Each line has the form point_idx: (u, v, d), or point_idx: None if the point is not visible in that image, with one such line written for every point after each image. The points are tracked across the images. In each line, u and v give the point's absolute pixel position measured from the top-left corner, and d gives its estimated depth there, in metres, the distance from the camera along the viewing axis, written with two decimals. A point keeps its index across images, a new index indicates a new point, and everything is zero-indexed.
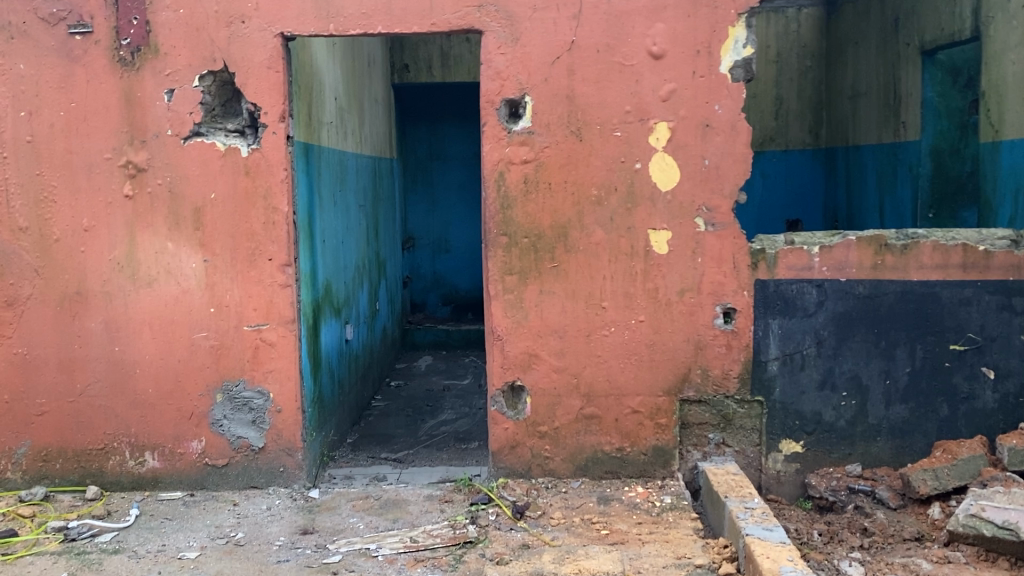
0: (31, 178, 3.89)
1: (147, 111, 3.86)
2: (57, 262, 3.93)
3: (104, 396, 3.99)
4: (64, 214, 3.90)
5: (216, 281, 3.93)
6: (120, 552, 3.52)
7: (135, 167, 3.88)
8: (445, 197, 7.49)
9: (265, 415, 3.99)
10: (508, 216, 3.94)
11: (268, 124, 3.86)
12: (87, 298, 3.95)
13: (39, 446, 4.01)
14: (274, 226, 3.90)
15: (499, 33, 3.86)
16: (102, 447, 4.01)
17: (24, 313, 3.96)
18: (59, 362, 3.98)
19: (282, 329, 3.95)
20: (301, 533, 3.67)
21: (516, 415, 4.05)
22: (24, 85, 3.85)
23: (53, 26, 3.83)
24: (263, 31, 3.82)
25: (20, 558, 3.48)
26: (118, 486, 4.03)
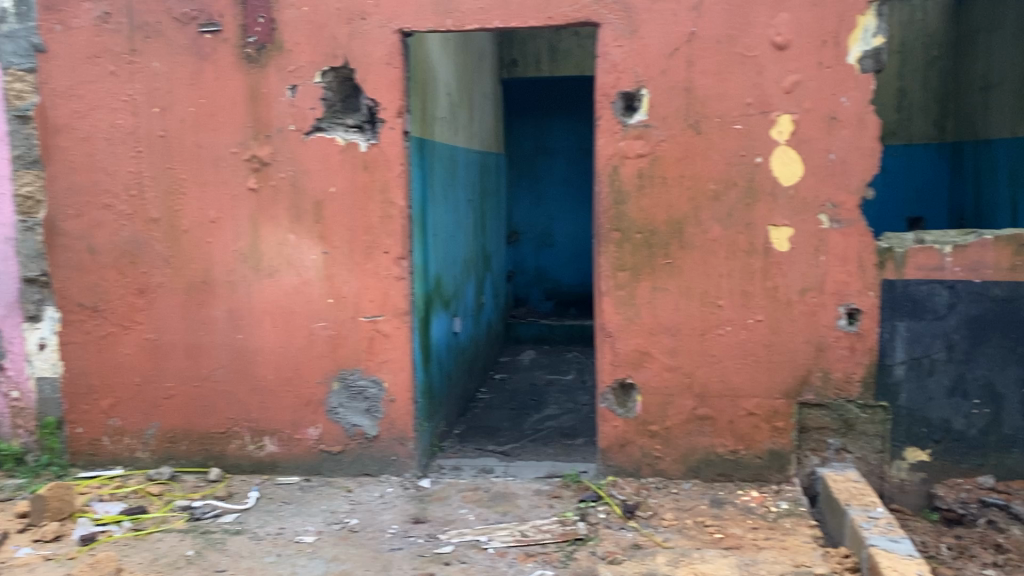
0: (163, 172, 4.05)
1: (271, 107, 3.98)
2: (186, 252, 4.09)
3: (228, 382, 4.13)
4: (193, 206, 4.06)
5: (335, 273, 4.03)
6: (242, 533, 3.65)
7: (260, 162, 4.00)
8: (550, 191, 7.46)
9: (378, 405, 4.07)
10: (621, 211, 3.89)
11: (386, 120, 3.92)
12: (212, 288, 4.10)
13: (166, 429, 4.18)
14: (390, 219, 3.96)
15: (617, 25, 3.80)
16: (225, 431, 4.16)
17: (154, 300, 4.12)
18: (185, 348, 4.13)
19: (396, 321, 4.01)
20: (412, 522, 3.72)
21: (626, 414, 3.99)
22: (158, 82, 4.01)
23: (186, 25, 3.97)
24: (383, 27, 3.88)
25: (151, 534, 3.64)
26: (238, 468, 4.17)
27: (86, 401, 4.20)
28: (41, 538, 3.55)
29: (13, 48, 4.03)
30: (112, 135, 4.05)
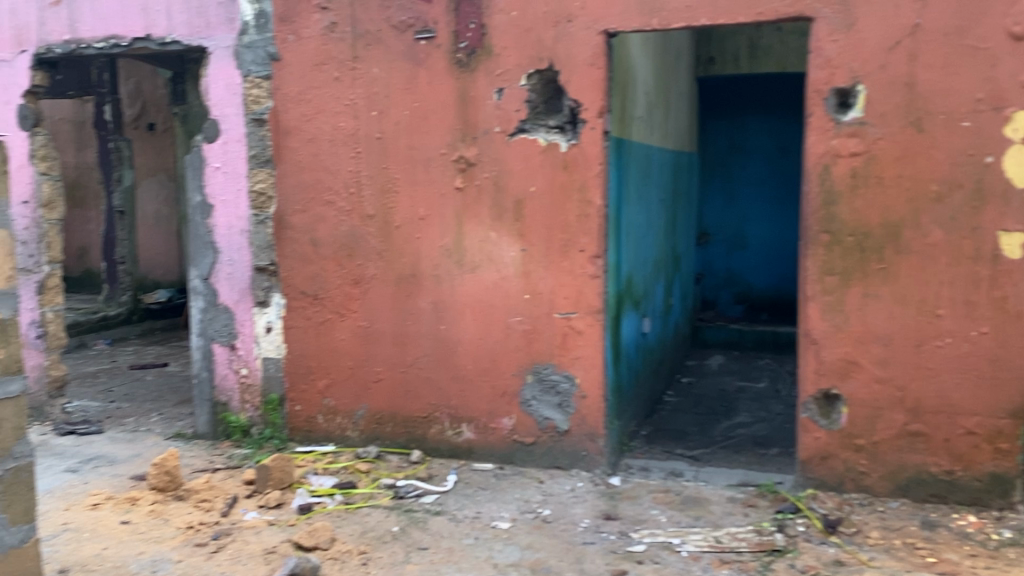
0: (378, 171, 4.32)
1: (479, 109, 4.14)
2: (396, 246, 4.34)
3: (431, 369, 4.34)
4: (404, 203, 4.30)
5: (532, 269, 4.13)
6: (442, 514, 3.83)
7: (466, 162, 4.18)
8: (743, 191, 7.27)
9: (571, 400, 4.13)
10: (831, 212, 3.73)
11: (587, 119, 3.98)
12: (420, 280, 4.32)
13: (374, 410, 4.45)
14: (588, 218, 4.01)
15: (832, 19, 3.65)
16: (426, 416, 4.37)
17: (367, 290, 4.41)
18: (393, 336, 4.39)
19: (590, 318, 4.06)
20: (604, 518, 3.76)
21: (829, 425, 3.83)
22: (376, 86, 4.28)
23: (403, 33, 4.21)
24: (589, 28, 3.94)
25: (360, 508, 3.89)
26: (438, 452, 4.38)
27: (304, 381, 4.55)
28: (265, 504, 3.89)
29: (252, 57, 4.42)
30: (334, 137, 4.37)
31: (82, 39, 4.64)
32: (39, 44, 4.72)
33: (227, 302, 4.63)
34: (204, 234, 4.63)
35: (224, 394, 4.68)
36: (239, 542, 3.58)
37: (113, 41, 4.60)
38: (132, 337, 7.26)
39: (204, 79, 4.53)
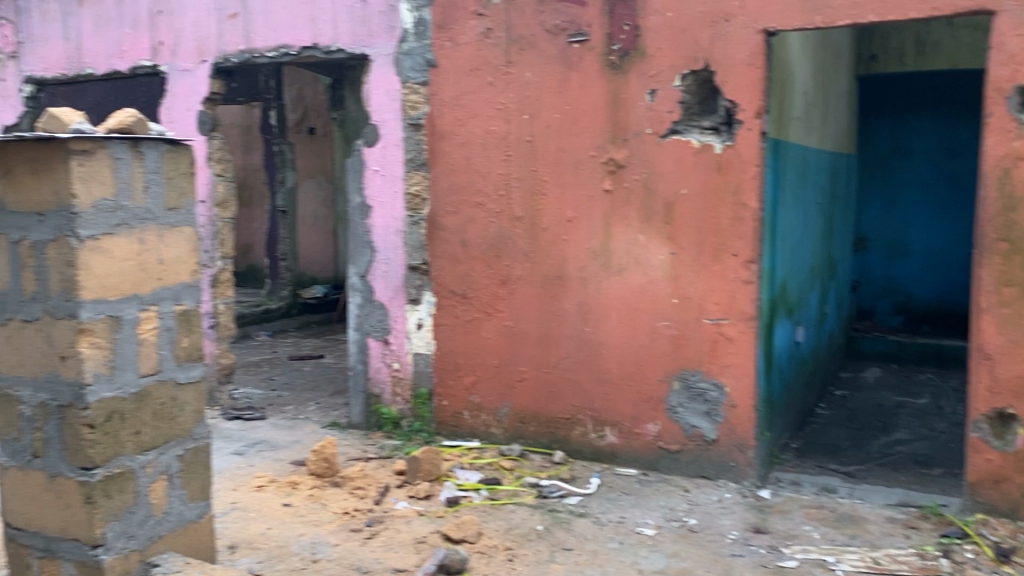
0: (528, 173, 4.37)
1: (631, 111, 4.12)
2: (543, 248, 4.38)
3: (575, 371, 4.36)
4: (552, 205, 4.33)
5: (682, 274, 4.07)
6: (586, 516, 3.84)
7: (616, 164, 4.17)
8: (905, 195, 6.88)
9: (719, 409, 4.04)
10: (1011, 219, 3.48)
11: (743, 121, 3.89)
12: (566, 282, 4.34)
13: (517, 409, 4.52)
14: (742, 222, 3.92)
15: (1017, 12, 3.40)
16: (570, 417, 4.39)
17: (513, 291, 4.47)
18: (538, 337, 4.44)
19: (741, 325, 3.96)
20: (753, 531, 3.66)
21: (1003, 447, 3.57)
22: (529, 90, 4.34)
23: (556, 36, 4.25)
24: (748, 28, 3.85)
25: (505, 505, 3.96)
26: (580, 455, 4.39)
27: (452, 377, 4.67)
28: (415, 495, 4.02)
29: (410, 64, 4.59)
30: (486, 140, 4.46)
31: (256, 49, 4.95)
32: (217, 55, 5.06)
33: (382, 299, 4.82)
34: (362, 234, 4.84)
35: (376, 387, 4.88)
36: (391, 530, 3.72)
37: (284, 50, 4.88)
38: (290, 329, 7.79)
39: (366, 85, 4.73)
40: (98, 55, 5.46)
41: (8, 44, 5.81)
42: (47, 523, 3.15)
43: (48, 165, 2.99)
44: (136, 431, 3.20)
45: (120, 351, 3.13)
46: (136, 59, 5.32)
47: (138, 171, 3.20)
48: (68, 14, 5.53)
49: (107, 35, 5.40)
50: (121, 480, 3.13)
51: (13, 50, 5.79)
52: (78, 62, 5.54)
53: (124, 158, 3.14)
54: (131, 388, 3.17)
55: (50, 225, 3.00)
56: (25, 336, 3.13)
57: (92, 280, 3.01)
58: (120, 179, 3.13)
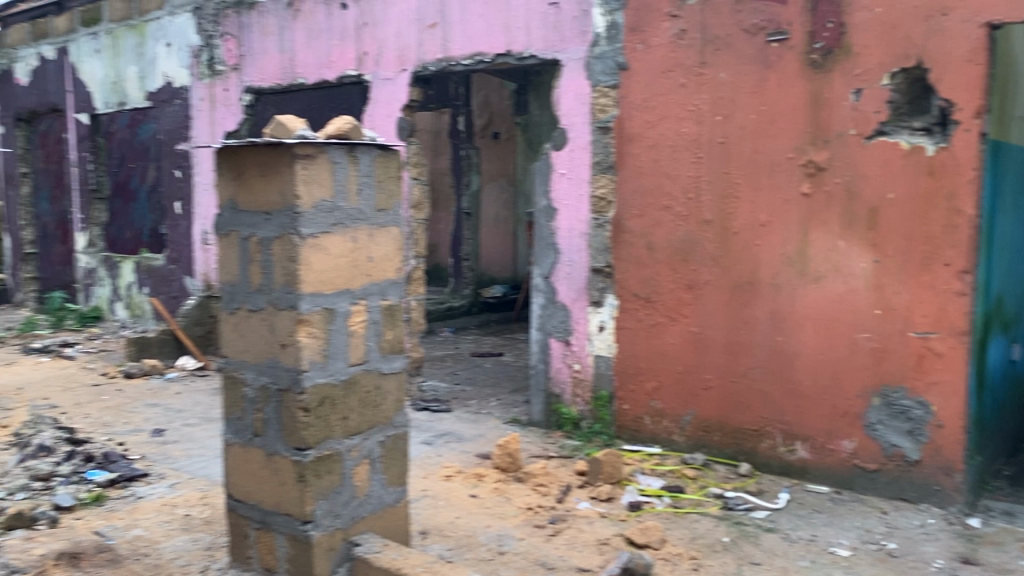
0: (719, 176, 4.28)
1: (833, 112, 3.95)
2: (734, 253, 4.27)
3: (765, 381, 4.23)
4: (745, 209, 4.22)
5: (885, 283, 3.86)
6: (774, 531, 3.71)
7: (815, 167, 4.01)
8: None
9: (924, 428, 3.80)
10: None
11: (960, 121, 3.63)
12: (757, 289, 4.22)
13: (702, 417, 4.44)
14: (956, 229, 3.66)
15: None
16: (757, 429, 4.27)
17: (701, 296, 4.39)
18: (725, 344, 4.33)
19: (952, 340, 3.70)
20: (961, 561, 3.40)
21: None
22: (723, 91, 4.25)
23: (754, 36, 4.14)
24: (968, 21, 3.58)
25: (688, 514, 3.89)
26: (768, 468, 4.25)
27: (634, 382, 4.65)
28: (597, 496, 4.04)
29: (601, 67, 4.61)
30: (677, 143, 4.40)
31: (452, 57, 5.15)
32: (416, 63, 5.31)
33: (565, 301, 4.89)
34: (547, 235, 4.92)
35: (558, 387, 4.96)
36: (575, 529, 3.75)
37: (478, 57, 5.05)
38: (471, 327, 8.02)
39: (557, 90, 4.81)
40: (309, 66, 5.86)
41: (232, 57, 6.35)
42: (263, 497, 3.41)
43: (276, 168, 3.25)
44: (344, 417, 3.41)
45: (332, 341, 3.35)
46: (343, 68, 5.67)
47: (353, 175, 3.42)
48: (283, 28, 5.97)
49: (317, 47, 5.79)
50: (329, 462, 3.35)
51: (236, 62, 6.32)
52: (291, 73, 5.98)
53: (341, 162, 3.37)
54: (341, 376, 3.39)
55: (275, 223, 3.26)
56: (251, 324, 3.41)
57: (311, 275, 3.24)
58: (337, 182, 3.36)
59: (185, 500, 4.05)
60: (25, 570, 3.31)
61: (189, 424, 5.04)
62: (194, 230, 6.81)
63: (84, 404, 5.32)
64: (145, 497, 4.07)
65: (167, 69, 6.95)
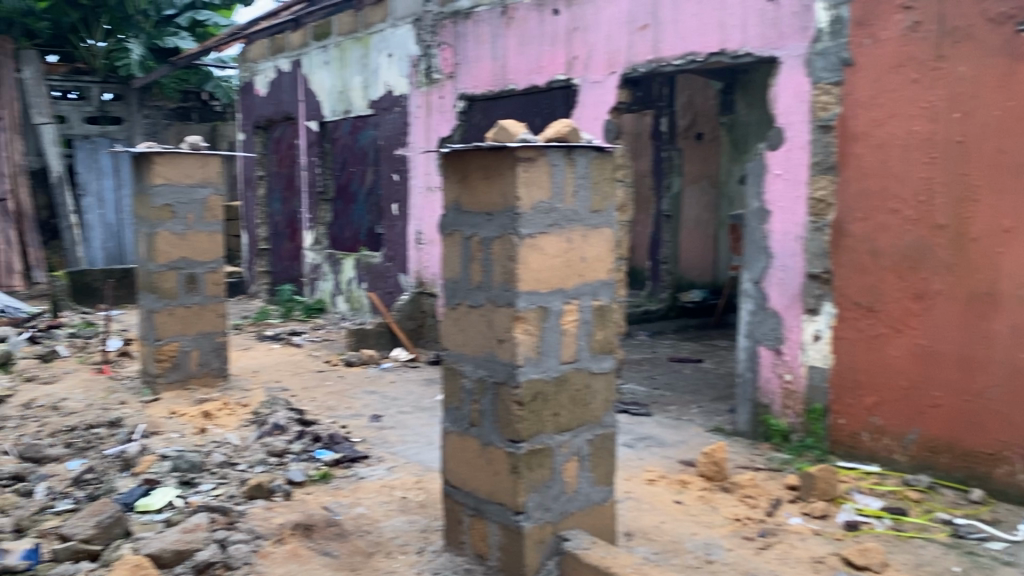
0: (956, 178, 3.96)
1: None
2: (971, 261, 3.94)
3: (1004, 402, 3.86)
4: (985, 213, 3.88)
5: None
6: (1014, 565, 3.38)
7: None
8: None
9: None
10: None
11: None
12: (998, 300, 3.86)
13: (928, 437, 4.13)
14: None
15: None
16: (993, 453, 3.91)
17: (931, 307, 4.09)
18: (958, 360, 4.01)
19: None
20: None
21: None
22: (962, 86, 3.92)
23: (1001, 25, 3.78)
24: None
25: (912, 538, 3.65)
26: (1005, 497, 3.88)
27: (852, 396, 4.41)
28: (810, 513, 3.87)
29: (823, 64, 4.41)
30: (908, 142, 4.12)
31: (663, 58, 5.13)
32: (626, 65, 5.34)
33: (777, 307, 4.74)
34: (759, 239, 4.80)
35: (767, 397, 4.81)
36: (786, 544, 3.61)
37: (690, 57, 5.00)
38: (668, 331, 8.21)
39: (774, 89, 4.66)
40: (520, 71, 6.05)
41: (448, 65, 6.68)
42: (478, 485, 3.55)
43: (499, 170, 3.37)
44: (555, 413, 3.48)
45: (546, 339, 3.43)
46: (552, 73, 5.81)
47: (570, 176, 3.47)
48: (496, 36, 6.19)
49: (529, 52, 5.96)
50: (541, 456, 3.43)
51: (451, 70, 6.65)
52: (503, 79, 6.20)
53: (559, 164, 3.42)
54: (553, 373, 3.46)
55: (497, 224, 3.38)
56: (471, 319, 3.56)
57: (528, 273, 3.33)
58: (555, 183, 3.42)
59: (402, 483, 4.29)
60: (268, 537, 3.65)
61: (403, 412, 5.35)
62: (408, 230, 7.22)
63: (310, 388, 5.78)
64: (367, 477, 4.37)
65: (388, 79, 7.39)
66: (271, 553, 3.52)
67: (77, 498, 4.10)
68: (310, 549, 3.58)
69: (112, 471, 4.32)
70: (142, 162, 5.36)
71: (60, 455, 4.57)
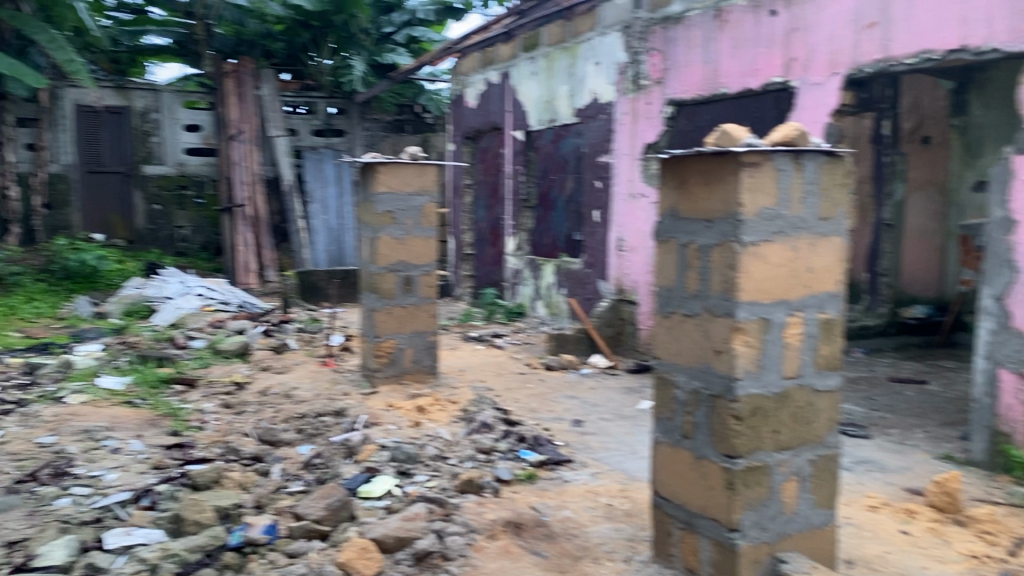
0: None
1: None
2: None
3: None
4: None
5: None
6: None
7: None
8: None
9: None
10: None
11: None
12: None
13: None
14: None
15: None
16: None
17: None
18: None
19: None
20: None
21: None
22: None
23: None
24: None
25: None
26: None
27: None
28: None
29: None
30: None
31: (893, 57, 4.82)
32: (851, 66, 5.08)
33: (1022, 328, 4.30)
34: (1003, 252, 4.39)
35: (1007, 425, 4.39)
36: None
37: (925, 54, 4.62)
38: (886, 349, 7.75)
39: None
40: (734, 75, 5.93)
41: (656, 71, 6.66)
42: (690, 499, 3.47)
43: (721, 176, 3.26)
44: (775, 430, 3.34)
45: (767, 352, 3.30)
46: (768, 76, 5.65)
47: (798, 182, 3.31)
48: (709, 40, 6.11)
49: (744, 55, 5.82)
50: (758, 474, 3.31)
51: (660, 76, 6.63)
52: (715, 83, 6.11)
53: (787, 169, 3.27)
54: (774, 388, 3.33)
55: (717, 231, 3.28)
56: (686, 328, 3.49)
57: (750, 283, 3.22)
58: (781, 190, 3.27)
59: (607, 490, 4.30)
60: (480, 531, 3.77)
61: (605, 418, 5.36)
62: (609, 236, 7.24)
63: (514, 390, 5.93)
64: (572, 481, 4.41)
65: (595, 87, 7.45)
66: (484, 548, 3.63)
67: (307, 481, 4.45)
68: (521, 547, 3.66)
69: (337, 458, 4.64)
70: (367, 172, 5.73)
71: (293, 440, 4.98)
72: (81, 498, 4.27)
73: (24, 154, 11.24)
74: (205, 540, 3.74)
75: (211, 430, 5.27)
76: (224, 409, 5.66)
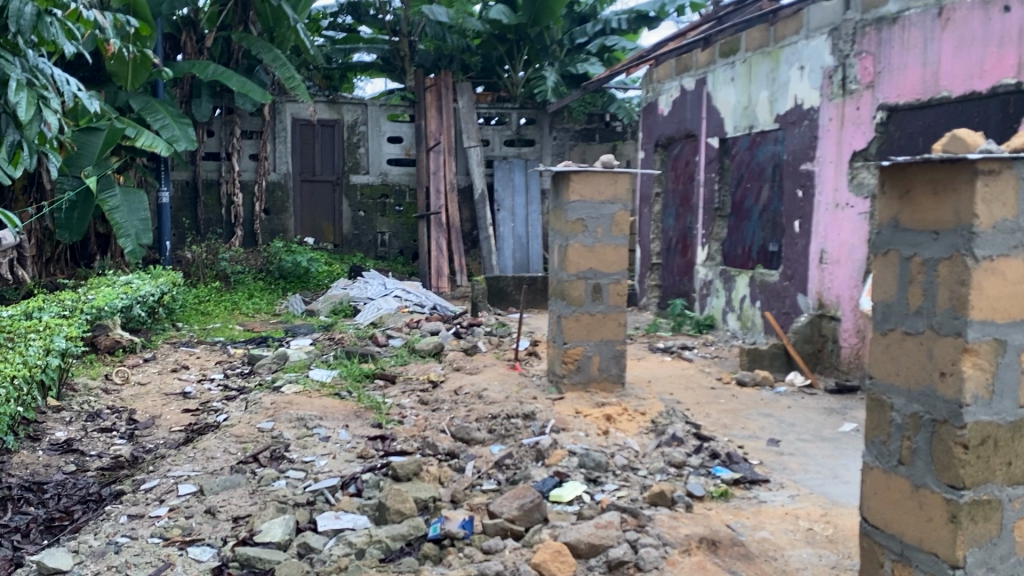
0: None
1: None
2: None
3: None
4: None
5: None
6: None
7: None
8: None
9: None
10: None
11: None
12: None
13: None
14: None
15: None
16: None
17: None
18: None
19: None
20: None
21: None
22: None
23: None
24: None
25: None
26: None
27: None
28: None
29: None
30: None
31: None
32: None
33: None
34: None
35: None
36: None
37: None
38: None
39: None
40: (957, 77, 5.51)
41: (867, 75, 6.31)
42: (906, 529, 3.24)
43: (952, 184, 3.01)
44: (1007, 461, 3.09)
45: (1001, 376, 3.04)
46: (998, 77, 5.21)
47: None
48: (929, 40, 5.73)
49: (970, 55, 5.40)
50: (987, 508, 3.06)
51: (871, 80, 6.27)
52: (935, 86, 5.70)
53: None
54: (1008, 416, 3.06)
55: (946, 243, 3.04)
56: (905, 347, 3.25)
57: (982, 301, 2.97)
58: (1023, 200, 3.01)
59: (807, 513, 4.10)
60: (674, 546, 3.70)
61: (803, 439, 5.14)
62: (811, 248, 6.93)
63: (704, 404, 5.80)
64: (768, 502, 4.24)
65: (798, 92, 7.17)
66: (678, 562, 3.56)
67: (499, 480, 4.57)
68: (716, 565, 3.56)
69: (527, 460, 4.71)
70: (562, 179, 5.81)
71: (485, 440, 5.14)
72: (296, 481, 4.63)
73: (247, 164, 12.35)
74: (406, 530, 3.93)
75: (410, 425, 5.53)
76: (421, 405, 5.92)
